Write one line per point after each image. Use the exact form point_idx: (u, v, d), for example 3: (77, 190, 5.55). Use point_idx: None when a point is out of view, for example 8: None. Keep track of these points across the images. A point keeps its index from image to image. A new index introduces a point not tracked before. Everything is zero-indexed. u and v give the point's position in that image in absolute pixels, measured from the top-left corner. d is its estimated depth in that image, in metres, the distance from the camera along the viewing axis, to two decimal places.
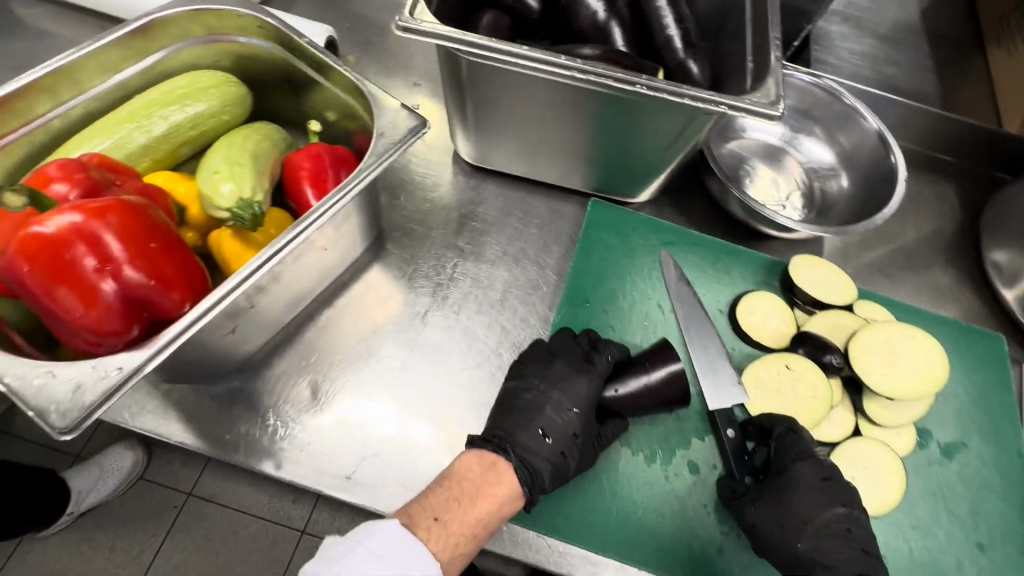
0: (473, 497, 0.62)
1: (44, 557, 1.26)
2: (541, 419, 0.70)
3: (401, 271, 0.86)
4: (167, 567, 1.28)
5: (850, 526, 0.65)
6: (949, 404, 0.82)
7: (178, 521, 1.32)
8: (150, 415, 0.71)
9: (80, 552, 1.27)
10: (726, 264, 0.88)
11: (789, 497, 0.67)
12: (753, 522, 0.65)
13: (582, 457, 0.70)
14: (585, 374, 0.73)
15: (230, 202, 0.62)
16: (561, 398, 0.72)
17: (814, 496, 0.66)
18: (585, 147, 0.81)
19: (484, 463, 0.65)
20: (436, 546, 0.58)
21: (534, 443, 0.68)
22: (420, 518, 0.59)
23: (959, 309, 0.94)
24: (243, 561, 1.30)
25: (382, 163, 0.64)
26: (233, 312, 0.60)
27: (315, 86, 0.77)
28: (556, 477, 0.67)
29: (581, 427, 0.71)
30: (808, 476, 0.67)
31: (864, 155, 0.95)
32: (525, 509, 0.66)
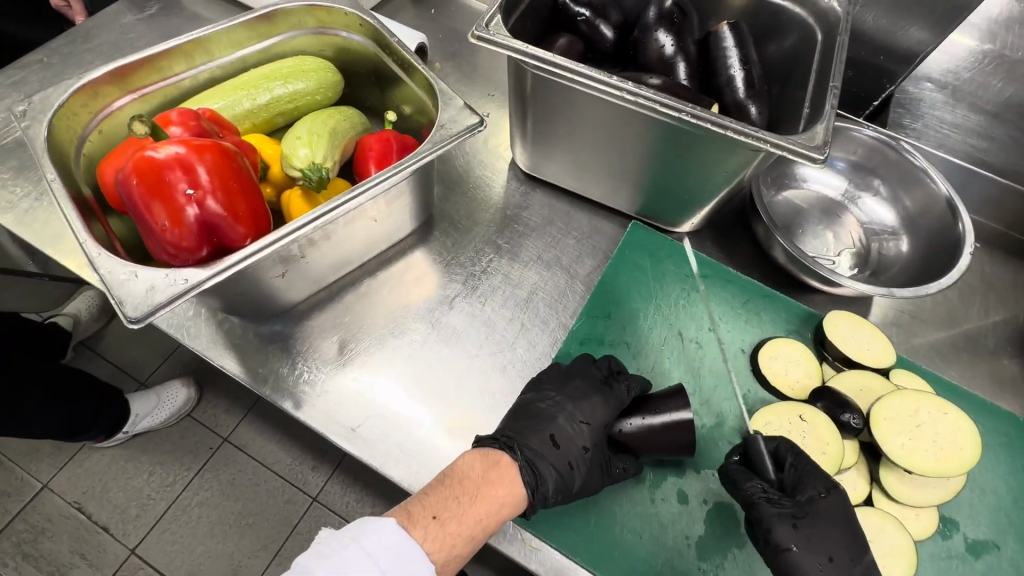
0: (474, 497, 0.62)
1: (97, 465, 1.42)
2: (553, 427, 0.71)
3: (442, 256, 0.93)
4: (192, 501, 1.40)
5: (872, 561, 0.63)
6: (985, 500, 0.75)
7: (211, 462, 1.44)
8: (202, 339, 0.81)
9: (126, 470, 1.42)
10: (758, 306, 0.87)
11: (827, 528, 0.64)
12: (789, 546, 0.62)
13: (589, 475, 0.70)
14: (601, 394, 0.74)
15: (304, 163, 0.72)
16: (574, 410, 0.72)
17: (851, 534, 0.64)
18: (630, 170, 0.85)
19: (485, 464, 0.66)
20: (432, 545, 0.59)
21: (544, 448, 0.69)
22: (418, 518, 0.60)
23: (1020, 403, 0.86)
24: (257, 512, 1.40)
25: (436, 151, 0.71)
26: (286, 257, 0.70)
27: (398, 82, 0.87)
28: (560, 489, 0.68)
29: (591, 442, 0.73)
30: (840, 507, 0.65)
31: (931, 222, 0.90)
32: (525, 515, 0.67)
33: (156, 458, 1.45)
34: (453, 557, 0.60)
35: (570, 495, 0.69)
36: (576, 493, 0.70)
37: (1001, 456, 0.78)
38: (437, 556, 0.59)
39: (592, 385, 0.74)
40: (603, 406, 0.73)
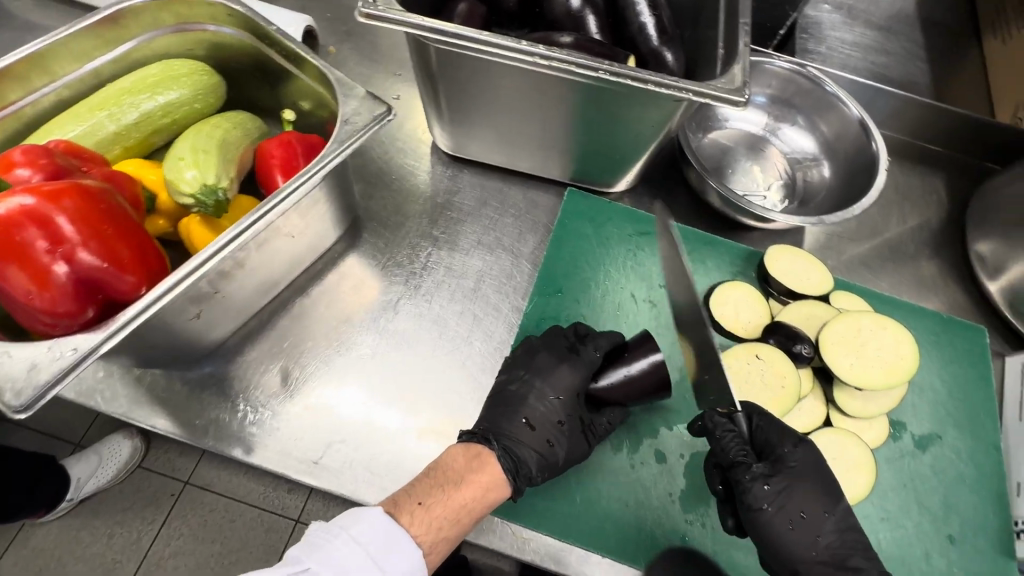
0: (458, 483, 0.60)
1: (45, 542, 1.29)
2: (525, 409, 0.70)
3: (378, 259, 0.86)
4: (165, 552, 1.29)
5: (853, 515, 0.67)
6: (925, 398, 0.81)
7: (176, 508, 1.33)
8: (122, 400, 0.72)
9: (80, 538, 1.29)
10: (703, 254, 0.88)
11: (803, 485, 0.66)
12: (763, 506, 0.64)
13: (571, 447, 0.70)
14: (567, 363, 0.73)
15: (193, 188, 0.63)
16: (543, 386, 0.71)
17: (824, 487, 0.66)
18: (558, 138, 0.81)
19: (470, 452, 0.64)
20: (419, 530, 0.57)
21: (519, 432, 0.68)
22: (402, 505, 0.58)
23: (942, 301, 0.92)
24: (239, 548, 1.31)
25: (343, 151, 0.64)
26: (196, 296, 0.62)
27: (288, 75, 0.78)
28: (544, 467, 0.67)
29: (565, 414, 0.71)
30: (810, 462, 0.67)
31: (847, 145, 0.93)
32: (513, 498, 0.65)
33: (113, 518, 1.31)
34: (440, 542, 0.58)
35: (558, 470, 0.69)
36: (563, 466, 0.69)
37: (933, 354, 0.84)
38: (423, 542, 0.57)
39: (558, 357, 0.73)
40: (571, 374, 0.72)
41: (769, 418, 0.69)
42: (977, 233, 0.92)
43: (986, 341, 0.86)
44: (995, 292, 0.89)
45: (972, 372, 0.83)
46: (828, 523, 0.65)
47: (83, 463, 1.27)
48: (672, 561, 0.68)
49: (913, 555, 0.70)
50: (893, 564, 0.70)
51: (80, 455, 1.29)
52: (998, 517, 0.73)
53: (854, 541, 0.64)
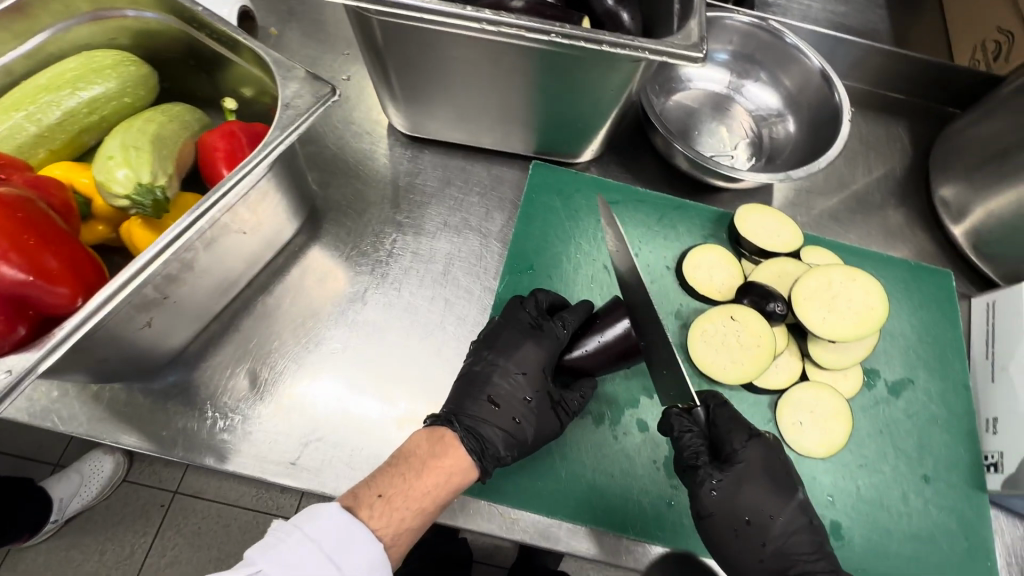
0: (420, 470, 0.59)
1: (34, 566, 1.20)
2: (489, 387, 0.69)
3: (341, 249, 0.83)
4: (160, 565, 1.22)
5: (810, 516, 0.65)
6: (896, 344, 0.82)
7: (167, 521, 1.25)
8: (82, 419, 0.69)
9: (70, 559, 1.21)
10: (673, 220, 0.87)
11: (753, 485, 0.65)
12: (710, 512, 0.63)
13: (540, 422, 0.68)
14: (531, 339, 0.71)
15: (127, 187, 0.58)
16: (507, 363, 0.70)
17: (773, 488, 0.65)
18: (517, 109, 0.78)
19: (433, 437, 0.63)
20: (378, 523, 0.56)
21: (484, 412, 0.67)
22: (362, 498, 0.57)
23: (909, 248, 0.93)
24: (237, 553, 1.25)
25: (288, 137, 0.61)
26: (143, 304, 0.58)
27: (224, 61, 0.73)
28: (511, 444, 0.67)
29: (532, 392, 0.70)
30: (758, 461, 0.66)
31: (810, 98, 0.92)
32: (481, 480, 0.64)
33: (104, 533, 1.24)
34: (404, 532, 0.57)
35: (527, 447, 0.68)
36: (532, 445, 0.69)
37: (902, 301, 0.86)
38: (385, 533, 0.56)
39: (522, 334, 0.72)
40: (536, 349, 0.71)
41: (728, 410, 0.68)
42: (940, 178, 0.93)
43: (952, 283, 0.87)
44: (959, 235, 0.91)
45: (940, 316, 0.85)
46: (776, 526, 0.64)
47: (63, 483, 1.20)
48: (661, 527, 0.68)
49: (891, 497, 0.72)
50: (872, 508, 0.71)
51: (59, 474, 1.22)
52: (970, 452, 0.75)
53: (801, 542, 0.63)
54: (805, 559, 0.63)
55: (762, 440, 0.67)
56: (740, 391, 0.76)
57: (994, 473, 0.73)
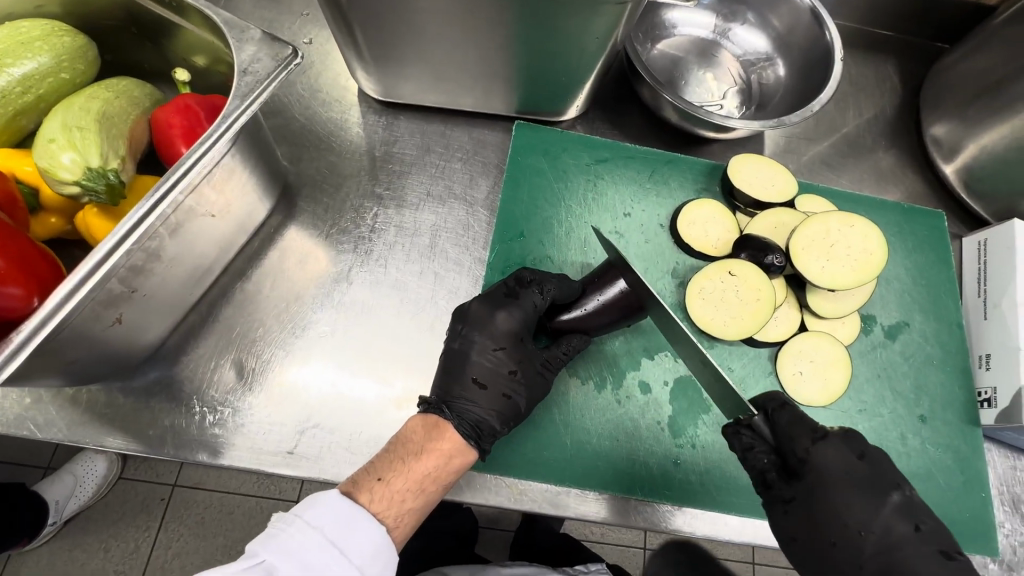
0: (418, 453, 0.59)
1: (38, 568, 1.18)
2: (471, 368, 0.67)
3: (319, 227, 0.79)
4: (167, 556, 1.20)
5: (917, 523, 0.56)
6: (892, 288, 0.82)
7: (170, 512, 1.24)
8: (61, 425, 0.65)
9: (75, 558, 1.19)
10: (664, 175, 0.84)
11: (839, 497, 0.58)
12: (793, 535, 0.60)
13: (530, 390, 0.68)
14: (504, 310, 0.69)
15: (75, 173, 0.53)
16: (483, 338, 0.68)
17: (860, 495, 0.58)
18: (495, 65, 0.73)
19: (428, 422, 0.62)
20: (380, 506, 0.55)
21: (470, 394, 0.65)
22: (361, 483, 0.56)
23: (901, 190, 0.92)
24: (244, 538, 1.24)
25: (248, 108, 0.55)
26: (110, 299, 0.54)
27: (170, 26, 0.66)
28: (508, 419, 0.66)
29: (516, 362, 0.68)
30: (835, 465, 0.59)
31: (800, 39, 0.88)
32: (481, 459, 0.63)
33: (105, 531, 1.22)
34: (406, 516, 0.56)
35: (522, 417, 0.68)
36: (526, 412, 0.68)
37: (896, 245, 0.85)
38: (387, 517, 0.55)
39: (493, 306, 0.69)
40: (510, 319, 0.69)
41: (790, 411, 0.62)
42: (932, 116, 0.91)
43: (945, 224, 0.87)
44: (951, 174, 0.89)
45: (934, 257, 0.85)
46: (872, 543, 0.56)
47: (58, 485, 1.17)
48: (668, 486, 0.69)
49: (890, 439, 0.73)
50: None
51: (51, 477, 1.19)
52: (964, 390, 0.77)
53: (913, 557, 0.54)
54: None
55: (834, 440, 0.60)
56: (740, 345, 0.76)
57: (988, 408, 0.74)
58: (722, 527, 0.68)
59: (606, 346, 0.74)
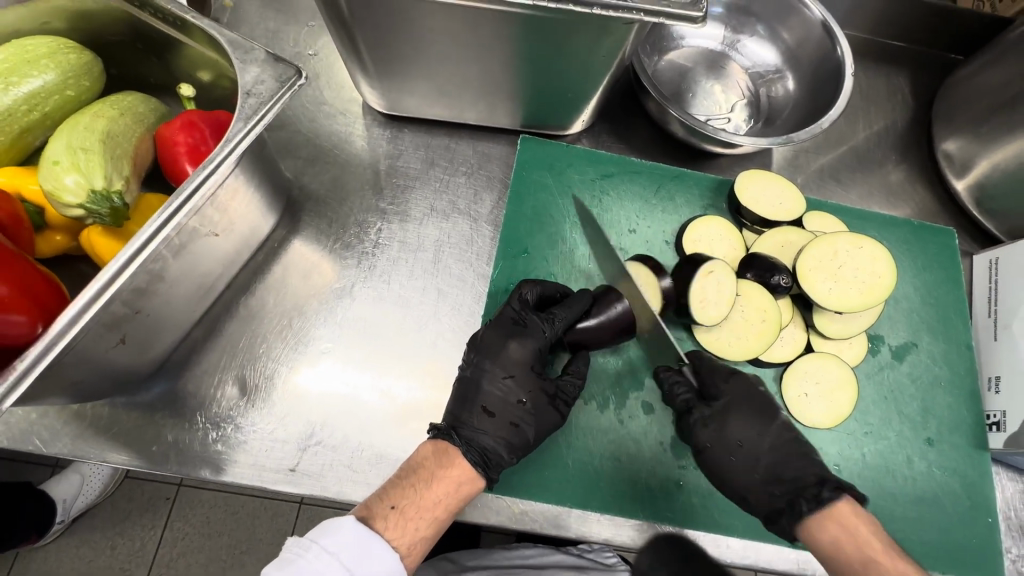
0: (429, 480, 0.58)
1: (49, 563, 1.17)
2: (481, 396, 0.67)
3: (323, 241, 0.79)
4: (174, 554, 1.19)
5: (796, 433, 0.66)
6: (900, 307, 0.81)
7: (176, 511, 1.22)
8: (65, 440, 0.65)
9: (83, 554, 1.19)
10: (670, 190, 0.83)
11: (740, 414, 0.67)
12: (705, 449, 0.66)
13: (539, 421, 0.67)
14: (515, 339, 0.68)
15: (80, 196, 0.53)
16: (494, 367, 0.68)
17: (755, 415, 0.67)
18: (501, 82, 0.73)
19: (438, 448, 0.62)
20: (393, 534, 0.55)
21: (479, 422, 0.65)
22: (374, 509, 0.56)
23: (911, 206, 0.90)
24: (249, 538, 1.22)
25: (253, 129, 0.55)
26: (112, 322, 0.54)
27: (176, 43, 0.66)
28: (515, 449, 0.65)
29: (527, 392, 0.68)
30: (742, 395, 0.68)
31: (810, 53, 0.87)
32: (488, 489, 0.63)
33: (113, 528, 1.21)
34: (419, 542, 0.56)
35: (530, 447, 0.67)
36: (535, 443, 0.67)
37: (906, 263, 0.84)
38: (401, 545, 0.55)
39: (504, 335, 0.69)
40: (522, 348, 0.68)
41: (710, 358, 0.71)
42: (944, 131, 0.89)
43: (956, 242, 0.86)
44: (962, 191, 0.88)
45: (944, 276, 0.84)
46: (763, 448, 0.65)
47: (65, 484, 1.18)
48: (669, 508, 0.68)
49: (896, 462, 0.72)
50: (878, 474, 0.72)
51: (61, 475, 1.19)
52: (972, 413, 0.76)
53: (790, 455, 0.64)
54: (794, 467, 0.63)
55: (744, 379, 0.70)
56: (744, 364, 0.75)
57: (996, 432, 0.73)
58: (724, 548, 0.68)
59: (609, 366, 0.74)
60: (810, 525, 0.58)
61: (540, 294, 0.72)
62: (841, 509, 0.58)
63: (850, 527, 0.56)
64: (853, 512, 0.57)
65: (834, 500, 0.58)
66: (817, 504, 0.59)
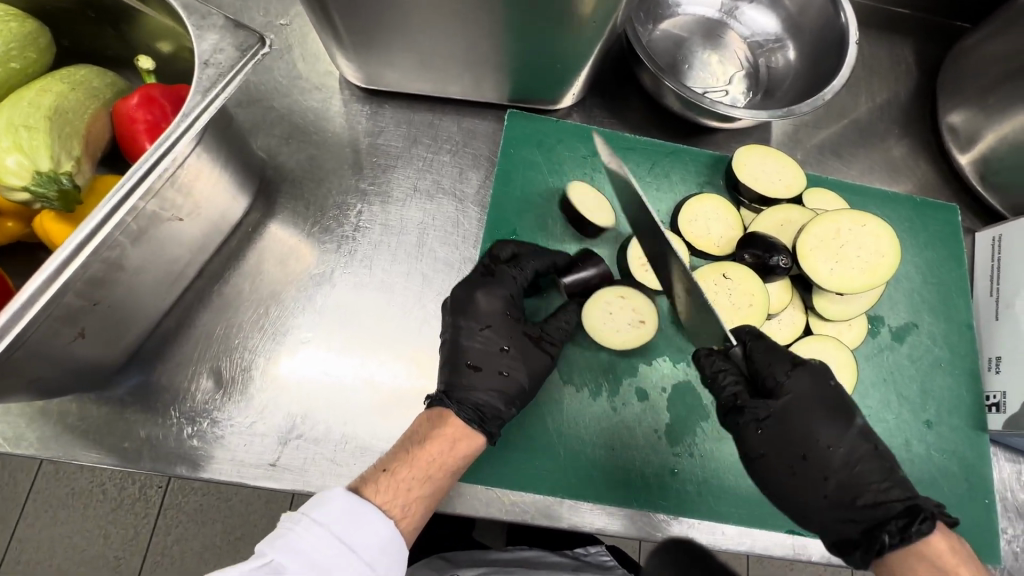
0: (423, 441, 0.57)
1: (39, 555, 1.14)
2: (463, 353, 0.64)
3: (301, 224, 0.75)
4: (167, 542, 1.17)
5: (876, 442, 0.60)
6: (901, 287, 0.79)
7: (167, 499, 1.20)
8: (32, 438, 0.62)
9: (74, 544, 1.15)
10: (665, 168, 0.79)
11: (807, 415, 0.61)
12: (760, 453, 0.61)
13: (529, 366, 0.65)
14: (484, 290, 0.66)
15: (23, 178, 0.49)
16: (468, 322, 0.65)
17: (827, 417, 0.60)
18: (485, 52, 0.68)
19: (433, 413, 0.60)
20: (385, 498, 0.52)
21: (468, 380, 0.63)
22: (367, 477, 0.54)
23: (913, 182, 0.87)
24: (243, 525, 1.20)
25: (210, 103, 0.51)
26: (67, 314, 0.50)
27: (131, 10, 0.60)
28: (511, 398, 0.63)
29: (509, 340, 0.66)
30: (808, 392, 0.61)
31: (813, 20, 0.83)
32: (490, 443, 0.61)
33: (102, 519, 1.17)
34: (415, 505, 0.54)
35: (527, 394, 0.65)
36: (531, 389, 0.66)
37: (907, 241, 0.81)
38: (394, 507, 0.52)
39: (472, 287, 0.66)
40: (491, 298, 0.66)
41: (765, 343, 0.64)
42: (948, 103, 0.86)
43: (958, 218, 0.83)
44: (966, 165, 0.85)
45: (946, 254, 0.81)
46: (835, 458, 0.60)
47: None
48: (664, 496, 0.66)
49: (894, 445, 0.71)
50: None
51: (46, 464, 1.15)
52: (972, 393, 0.74)
53: (868, 471, 0.59)
54: (870, 486, 0.58)
55: (809, 369, 0.62)
56: None
57: (996, 413, 0.72)
58: (720, 536, 0.67)
59: (601, 353, 0.71)
60: (891, 557, 0.54)
61: (516, 250, 0.70)
62: (934, 543, 0.52)
63: (937, 557, 0.51)
64: (945, 540, 0.52)
65: (927, 534, 0.52)
66: (902, 538, 0.53)
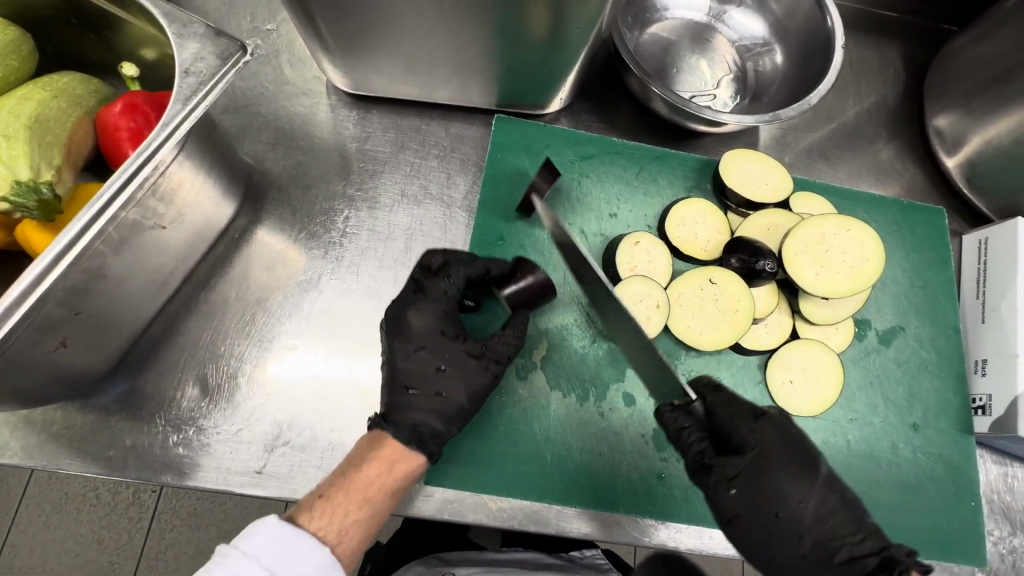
0: (360, 464, 0.56)
1: (32, 560, 1.14)
2: (400, 375, 0.62)
3: (288, 230, 0.74)
4: (161, 546, 1.17)
5: (843, 491, 0.59)
6: (888, 290, 0.79)
7: (161, 503, 1.19)
8: (16, 447, 0.62)
9: (67, 549, 1.15)
10: (653, 172, 0.79)
11: (772, 467, 0.59)
12: (733, 514, 0.59)
13: (465, 383, 0.63)
14: (415, 309, 0.64)
15: (3, 187, 0.49)
16: (402, 344, 0.63)
17: (794, 470, 0.59)
18: (470, 58, 0.68)
19: (373, 438, 0.59)
20: (319, 524, 0.53)
21: (407, 402, 0.61)
22: (304, 503, 0.54)
23: (901, 185, 0.87)
24: (237, 528, 1.20)
25: (191, 111, 0.50)
26: (47, 324, 0.50)
27: (114, 16, 0.60)
28: (448, 418, 0.62)
29: (444, 358, 0.63)
30: (771, 443, 0.60)
31: (799, 24, 0.83)
32: (431, 462, 0.60)
33: (95, 523, 1.17)
34: (351, 528, 0.54)
35: (467, 412, 0.63)
36: (473, 406, 0.64)
37: (894, 244, 0.82)
38: (328, 534, 0.53)
39: (404, 306, 0.65)
40: (422, 316, 0.64)
41: (726, 395, 0.62)
42: (935, 106, 0.86)
43: (945, 222, 0.83)
44: (953, 168, 0.85)
45: (933, 257, 0.81)
46: (807, 513, 0.57)
47: None
48: (652, 501, 0.67)
49: (881, 448, 0.71)
50: (864, 461, 0.70)
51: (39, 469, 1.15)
52: (958, 396, 0.74)
53: (839, 525, 0.57)
54: (845, 541, 0.56)
55: (771, 419, 0.61)
56: (728, 353, 0.73)
57: (982, 416, 0.72)
58: (707, 540, 0.67)
59: (589, 358, 0.71)
60: None
61: (443, 262, 0.67)
62: None
63: None
64: None
65: None
66: None
